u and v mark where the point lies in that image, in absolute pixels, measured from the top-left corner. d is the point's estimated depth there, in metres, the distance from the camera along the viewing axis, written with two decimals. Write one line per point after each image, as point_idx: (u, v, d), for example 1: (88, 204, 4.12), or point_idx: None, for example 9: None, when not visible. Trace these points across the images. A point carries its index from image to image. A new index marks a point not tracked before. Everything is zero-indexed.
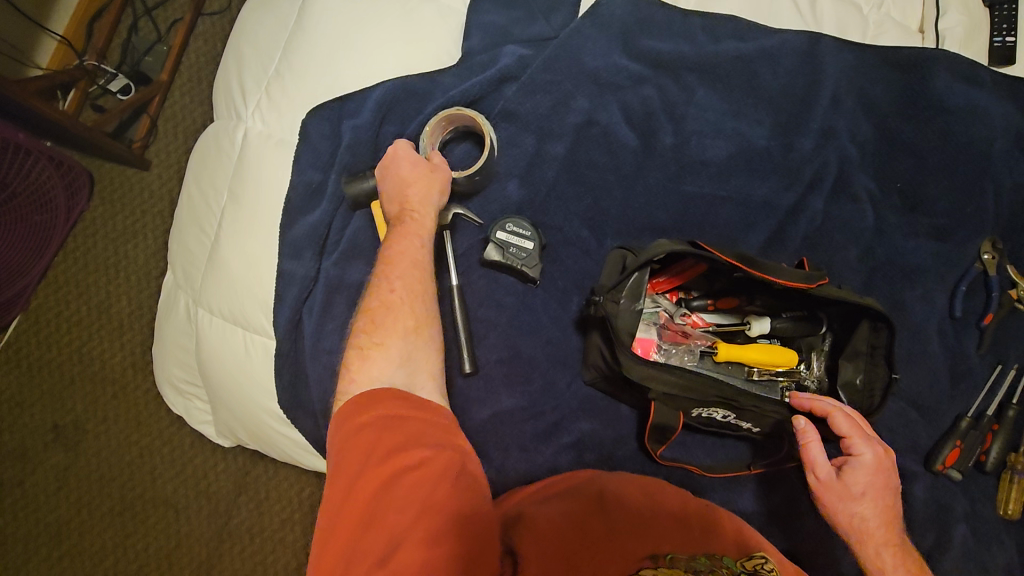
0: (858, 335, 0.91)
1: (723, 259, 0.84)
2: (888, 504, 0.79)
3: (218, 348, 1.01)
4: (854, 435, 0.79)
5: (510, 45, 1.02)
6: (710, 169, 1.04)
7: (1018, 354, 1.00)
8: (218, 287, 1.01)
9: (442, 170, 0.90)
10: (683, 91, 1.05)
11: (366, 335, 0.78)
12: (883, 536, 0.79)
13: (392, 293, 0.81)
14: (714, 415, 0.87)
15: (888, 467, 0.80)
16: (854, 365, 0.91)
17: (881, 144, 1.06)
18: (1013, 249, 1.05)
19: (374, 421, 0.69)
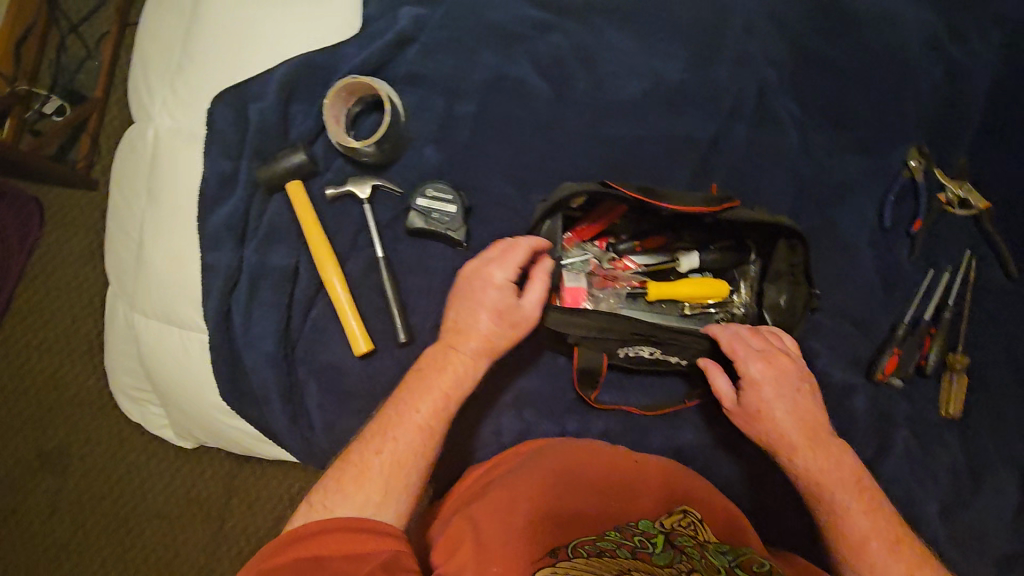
0: (780, 255, 0.91)
1: (629, 195, 0.84)
2: (794, 407, 0.80)
3: (174, 350, 1.00)
4: (735, 355, 0.82)
5: (407, 6, 0.99)
6: (626, 108, 1.02)
7: (949, 256, 1.00)
8: (162, 288, 0.99)
9: (522, 328, 0.81)
10: (592, 32, 1.02)
11: (330, 487, 0.70)
12: (802, 441, 0.79)
13: (379, 454, 0.72)
14: (641, 353, 0.90)
15: (782, 366, 0.81)
16: (778, 287, 0.92)
17: (800, 62, 1.04)
18: (940, 153, 1.04)
19: (286, 561, 0.62)
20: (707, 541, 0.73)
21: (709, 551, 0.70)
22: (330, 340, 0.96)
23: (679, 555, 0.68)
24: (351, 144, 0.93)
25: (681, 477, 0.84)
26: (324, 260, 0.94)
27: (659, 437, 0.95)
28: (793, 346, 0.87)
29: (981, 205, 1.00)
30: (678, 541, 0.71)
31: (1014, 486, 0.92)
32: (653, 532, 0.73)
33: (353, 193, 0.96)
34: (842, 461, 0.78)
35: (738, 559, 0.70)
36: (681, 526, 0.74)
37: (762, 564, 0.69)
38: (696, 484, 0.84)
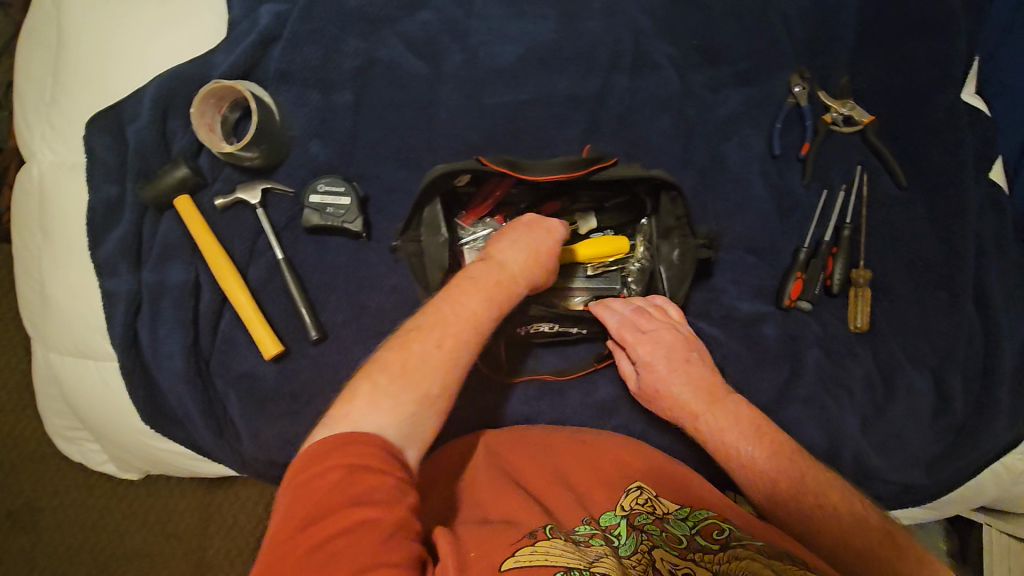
0: (667, 209, 0.89)
1: (493, 169, 0.83)
2: (688, 376, 0.85)
3: (101, 385, 0.99)
4: (627, 337, 0.86)
5: (267, 4, 0.99)
6: (505, 75, 1.03)
7: (841, 175, 1.02)
8: (82, 326, 0.97)
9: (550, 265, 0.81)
10: (460, 6, 1.02)
11: (389, 376, 0.64)
12: (703, 405, 0.83)
13: (436, 350, 0.67)
14: (541, 330, 0.91)
15: (669, 341, 0.86)
16: (671, 242, 0.91)
17: (670, 4, 1.05)
18: (820, 74, 1.05)
19: (350, 467, 0.55)
20: (667, 514, 0.73)
21: (669, 525, 0.71)
22: (243, 350, 0.96)
23: (640, 535, 0.69)
24: (226, 148, 0.92)
25: (636, 452, 0.83)
26: (223, 269, 0.93)
27: (580, 394, 0.96)
28: (680, 317, 0.90)
29: (865, 119, 1.00)
30: (638, 521, 0.71)
31: (927, 387, 0.94)
32: (615, 519, 0.72)
33: (243, 200, 0.96)
34: (745, 418, 0.82)
35: (698, 525, 0.71)
36: (639, 504, 0.74)
37: (721, 528, 0.69)
38: (649, 457, 0.83)
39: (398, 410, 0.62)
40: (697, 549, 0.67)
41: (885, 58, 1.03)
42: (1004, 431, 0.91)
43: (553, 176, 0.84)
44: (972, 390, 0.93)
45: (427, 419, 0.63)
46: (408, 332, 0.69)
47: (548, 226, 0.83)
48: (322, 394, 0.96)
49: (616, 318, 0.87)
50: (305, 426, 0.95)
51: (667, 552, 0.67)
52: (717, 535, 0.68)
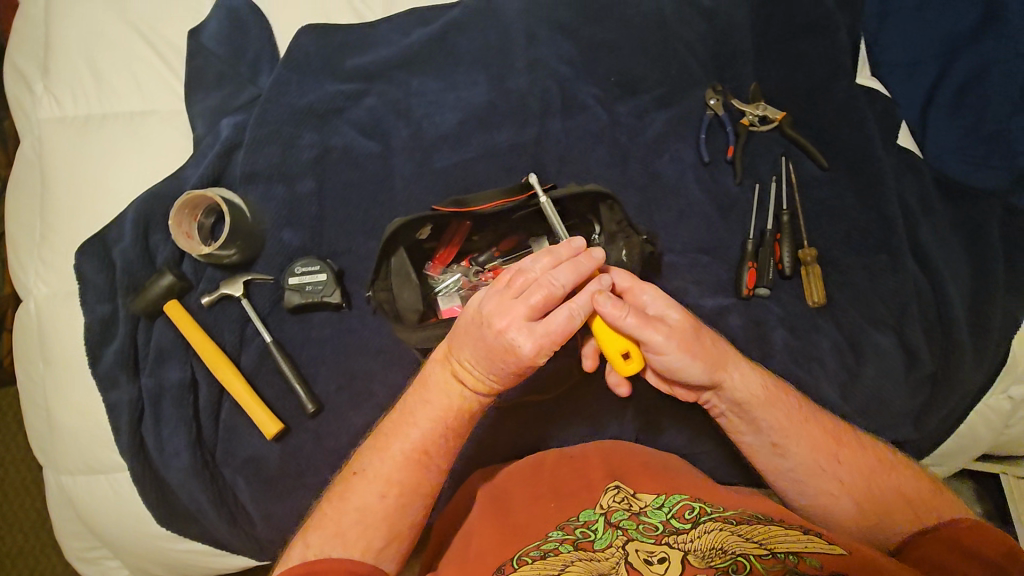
0: (609, 217, 0.96)
1: (438, 211, 0.93)
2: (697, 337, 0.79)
3: (113, 498, 1.02)
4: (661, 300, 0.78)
5: (226, 118, 1.09)
6: (448, 139, 1.13)
7: (769, 167, 1.11)
8: (89, 442, 1.01)
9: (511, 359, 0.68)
10: (399, 88, 1.14)
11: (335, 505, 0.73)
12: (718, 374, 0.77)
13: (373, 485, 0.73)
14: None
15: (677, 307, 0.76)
16: (617, 246, 0.95)
17: (584, 52, 1.17)
18: (731, 85, 1.16)
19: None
20: (644, 504, 0.69)
21: (645, 515, 0.67)
22: (244, 435, 0.99)
23: (616, 531, 0.66)
24: (204, 250, 1.00)
25: (618, 455, 0.80)
26: (216, 361, 0.99)
27: (570, 416, 0.97)
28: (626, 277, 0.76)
29: (779, 115, 1.10)
30: (615, 517, 0.67)
31: (893, 345, 0.99)
32: (592, 516, 0.68)
33: (227, 294, 1.02)
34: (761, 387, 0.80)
35: (672, 507, 0.67)
36: (617, 501, 0.69)
37: (693, 508, 0.67)
38: (630, 456, 0.79)
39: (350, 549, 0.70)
40: (671, 532, 0.64)
41: (783, 60, 1.15)
42: (969, 371, 0.96)
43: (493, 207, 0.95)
44: (934, 339, 0.98)
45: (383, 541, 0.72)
46: (350, 476, 0.75)
47: (532, 341, 0.67)
48: (328, 463, 0.99)
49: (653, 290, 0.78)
50: (316, 497, 0.98)
51: (640, 542, 0.63)
52: (689, 515, 0.65)
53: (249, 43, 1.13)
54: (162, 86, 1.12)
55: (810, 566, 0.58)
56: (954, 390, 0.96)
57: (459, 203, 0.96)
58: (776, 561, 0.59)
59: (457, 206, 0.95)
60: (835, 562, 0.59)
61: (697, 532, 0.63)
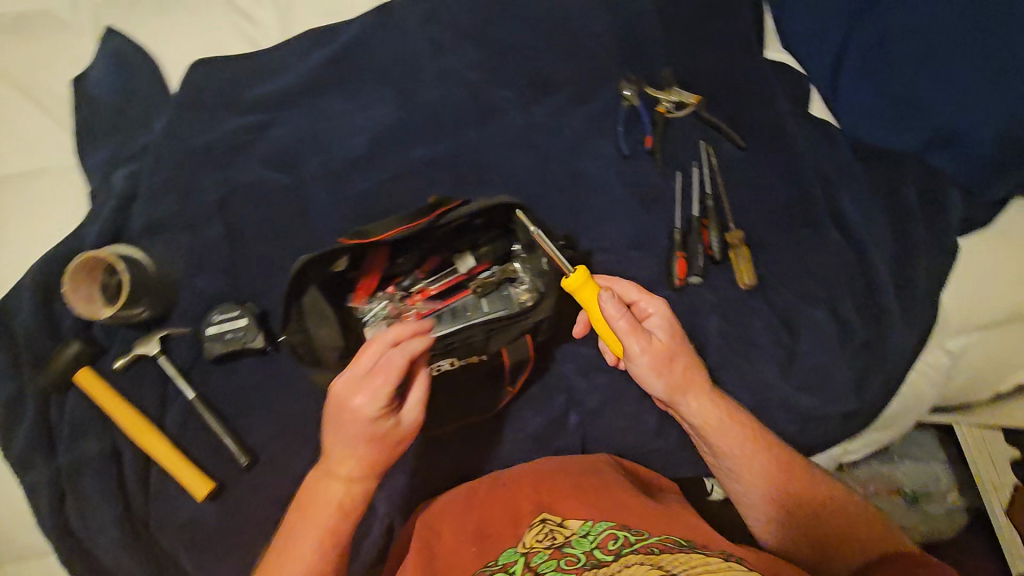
0: (522, 227, 0.95)
1: (344, 244, 0.90)
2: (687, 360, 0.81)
3: None
4: (658, 326, 0.81)
5: (120, 168, 1.03)
6: (361, 162, 1.08)
7: (690, 153, 1.09)
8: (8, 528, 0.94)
9: (359, 419, 0.70)
10: (304, 114, 1.09)
11: None
12: (683, 394, 0.80)
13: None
14: (443, 368, 0.85)
15: (668, 327, 0.82)
16: (538, 253, 0.95)
17: (491, 55, 1.13)
18: (645, 72, 1.13)
19: None
20: (568, 537, 0.67)
21: (569, 547, 0.66)
22: (178, 499, 0.95)
23: None
24: (109, 313, 0.94)
25: (545, 475, 0.77)
26: (137, 426, 0.94)
27: (512, 432, 0.95)
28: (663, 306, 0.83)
29: (693, 99, 1.07)
30: (537, 558, 0.65)
31: (826, 318, 0.98)
32: (514, 557, 0.67)
33: (142, 353, 0.97)
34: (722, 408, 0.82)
35: (596, 537, 0.66)
36: (540, 538, 0.67)
37: (617, 538, 0.65)
38: (557, 475, 0.76)
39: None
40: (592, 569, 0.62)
41: (692, 44, 1.13)
42: (903, 335, 0.96)
43: (400, 231, 0.92)
44: (864, 308, 0.98)
45: None
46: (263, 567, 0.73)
47: (367, 396, 0.69)
48: (270, 515, 0.95)
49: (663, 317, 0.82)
50: (261, 553, 0.94)
51: None
52: (613, 546, 0.64)
53: (137, 85, 1.07)
54: (47, 142, 1.05)
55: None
56: (888, 355, 0.97)
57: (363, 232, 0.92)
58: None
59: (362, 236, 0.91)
60: None
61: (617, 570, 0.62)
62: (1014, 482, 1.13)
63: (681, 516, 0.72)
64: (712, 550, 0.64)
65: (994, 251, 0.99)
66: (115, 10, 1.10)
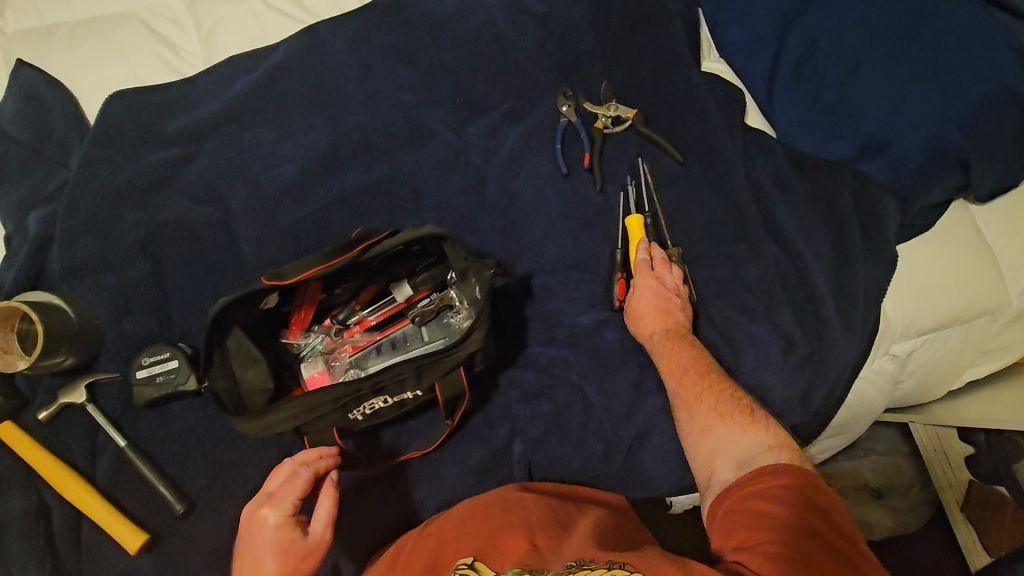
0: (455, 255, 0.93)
1: (264, 285, 0.85)
2: (668, 303, 0.92)
3: None
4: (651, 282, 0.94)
5: (37, 210, 0.99)
6: (293, 193, 1.06)
7: (626, 168, 1.09)
8: None
9: (271, 532, 0.73)
10: (230, 144, 1.06)
11: None
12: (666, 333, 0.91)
13: None
14: (376, 405, 0.86)
15: (665, 283, 0.94)
16: (471, 281, 0.94)
17: (422, 76, 1.11)
18: (581, 88, 1.12)
19: None
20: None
21: None
22: (111, 553, 0.91)
23: None
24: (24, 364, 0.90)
25: (465, 521, 0.76)
26: (63, 479, 0.90)
27: (454, 466, 0.93)
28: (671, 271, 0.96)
29: (630, 114, 1.07)
30: None
31: (770, 333, 0.96)
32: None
33: (68, 403, 0.94)
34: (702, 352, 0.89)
35: None
36: None
37: None
38: (472, 519, 0.75)
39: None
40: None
41: (626, 57, 1.12)
42: (848, 344, 0.95)
43: (325, 268, 0.87)
44: (808, 319, 0.97)
45: None
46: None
47: (276, 508, 0.74)
48: (210, 563, 0.92)
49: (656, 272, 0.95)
50: None
51: None
52: None
53: (51, 121, 1.03)
54: None
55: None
56: (832, 367, 0.95)
57: (286, 272, 0.87)
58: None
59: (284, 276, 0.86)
60: None
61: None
62: (969, 479, 1.09)
63: (590, 532, 0.73)
64: (597, 562, 0.65)
65: (933, 252, 0.98)
66: (27, 45, 1.06)
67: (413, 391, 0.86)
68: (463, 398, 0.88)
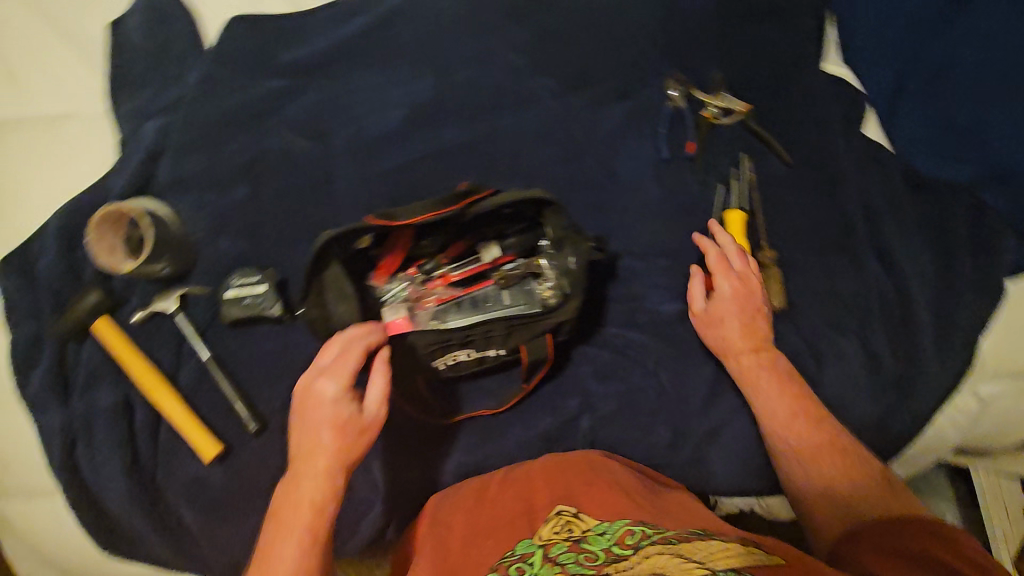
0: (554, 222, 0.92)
1: (371, 224, 0.88)
2: (741, 307, 0.91)
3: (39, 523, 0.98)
4: (719, 276, 0.92)
5: (150, 120, 1.02)
6: (392, 139, 1.06)
7: (729, 160, 1.06)
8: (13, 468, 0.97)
9: (327, 405, 0.77)
10: (338, 83, 1.06)
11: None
12: (739, 344, 0.90)
13: None
14: (459, 358, 0.90)
15: (741, 280, 0.92)
16: (566, 251, 0.92)
17: (534, 40, 1.09)
18: (694, 73, 1.09)
19: None
20: (586, 530, 0.65)
21: (585, 542, 0.63)
22: (186, 457, 0.96)
23: (553, 568, 0.60)
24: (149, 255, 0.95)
25: (557, 473, 0.76)
26: (150, 380, 0.94)
27: (522, 430, 0.95)
28: (742, 262, 0.93)
29: (743, 108, 1.04)
30: (554, 551, 0.62)
31: (857, 350, 0.95)
32: (531, 549, 0.64)
33: (160, 310, 0.97)
34: (783, 366, 0.89)
35: (615, 533, 0.63)
36: (556, 531, 0.65)
37: (635, 533, 0.62)
38: (568, 472, 0.75)
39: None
40: (613, 561, 0.59)
41: (746, 47, 1.08)
42: (936, 374, 0.93)
43: (428, 217, 0.89)
44: (899, 342, 0.95)
45: None
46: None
47: (333, 381, 0.77)
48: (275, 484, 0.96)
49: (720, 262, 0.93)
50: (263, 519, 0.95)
51: None
52: (631, 540, 0.61)
53: (172, 36, 1.05)
54: (81, 87, 1.04)
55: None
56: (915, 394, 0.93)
57: (392, 215, 0.90)
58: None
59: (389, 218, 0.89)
60: None
61: (634, 559, 0.59)
62: None
63: (688, 509, 0.73)
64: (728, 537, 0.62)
65: None
66: None
67: (497, 350, 0.91)
68: (543, 364, 0.92)
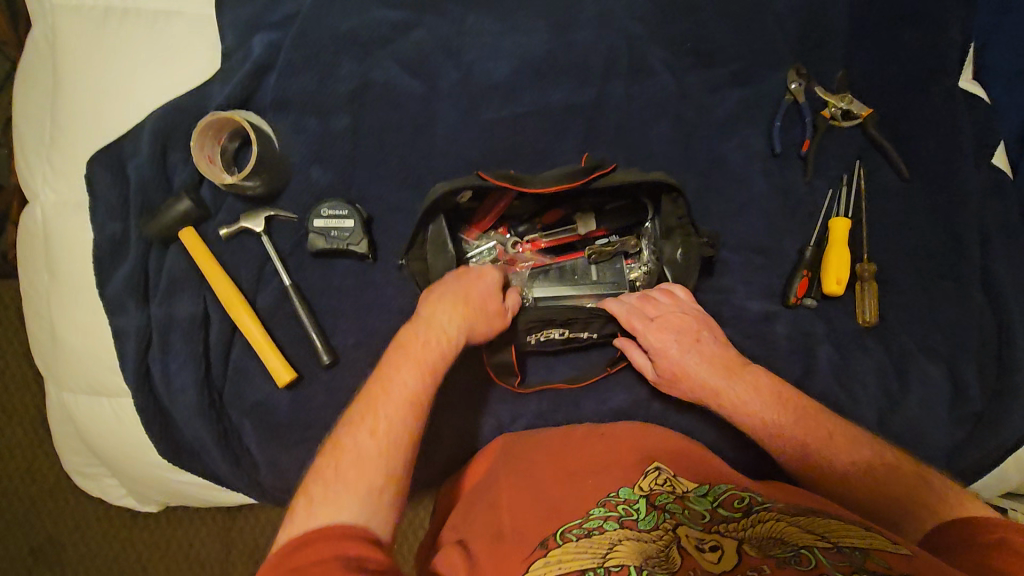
0: (670, 212, 0.89)
1: (492, 183, 0.84)
2: (695, 354, 0.83)
3: (98, 419, 0.98)
4: (640, 327, 0.86)
5: (260, 33, 0.99)
6: (500, 91, 1.03)
7: (841, 164, 1.02)
8: (82, 361, 0.97)
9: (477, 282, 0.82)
10: (452, 23, 1.02)
11: (340, 434, 0.67)
12: (705, 393, 0.82)
13: (368, 435, 0.66)
14: (551, 336, 0.91)
15: (669, 321, 0.85)
16: (673, 242, 0.91)
17: (661, 7, 1.04)
18: (819, 68, 1.04)
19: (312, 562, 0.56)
20: (687, 491, 0.71)
21: (691, 501, 0.69)
22: (256, 379, 0.96)
23: (663, 514, 0.67)
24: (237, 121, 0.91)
25: (641, 436, 0.81)
26: (231, 298, 0.93)
27: (593, 404, 0.95)
28: (667, 298, 0.88)
29: (864, 112, 1.00)
30: (660, 500, 0.69)
31: (942, 378, 0.94)
32: (635, 496, 0.69)
33: (246, 228, 0.95)
34: (767, 390, 0.79)
35: (720, 497, 0.69)
36: (659, 484, 0.71)
37: (742, 499, 0.69)
38: (652, 438, 0.81)
39: (348, 505, 0.61)
40: (721, 522, 0.65)
41: (880, 48, 1.03)
42: None
43: (548, 189, 0.85)
44: (987, 377, 0.93)
45: (383, 506, 0.62)
46: (331, 436, 0.68)
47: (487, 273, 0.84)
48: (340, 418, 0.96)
49: (626, 310, 0.87)
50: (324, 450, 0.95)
51: (691, 528, 0.65)
52: (739, 505, 0.67)
53: None
54: None
55: (878, 565, 0.56)
56: (1002, 433, 0.91)
57: (511, 177, 0.86)
58: (843, 556, 0.57)
59: (509, 180, 0.86)
60: (897, 561, 0.57)
61: (745, 522, 0.64)
62: None
63: (767, 484, 0.74)
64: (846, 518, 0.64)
65: None
66: None
67: (589, 334, 0.92)
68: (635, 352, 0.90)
